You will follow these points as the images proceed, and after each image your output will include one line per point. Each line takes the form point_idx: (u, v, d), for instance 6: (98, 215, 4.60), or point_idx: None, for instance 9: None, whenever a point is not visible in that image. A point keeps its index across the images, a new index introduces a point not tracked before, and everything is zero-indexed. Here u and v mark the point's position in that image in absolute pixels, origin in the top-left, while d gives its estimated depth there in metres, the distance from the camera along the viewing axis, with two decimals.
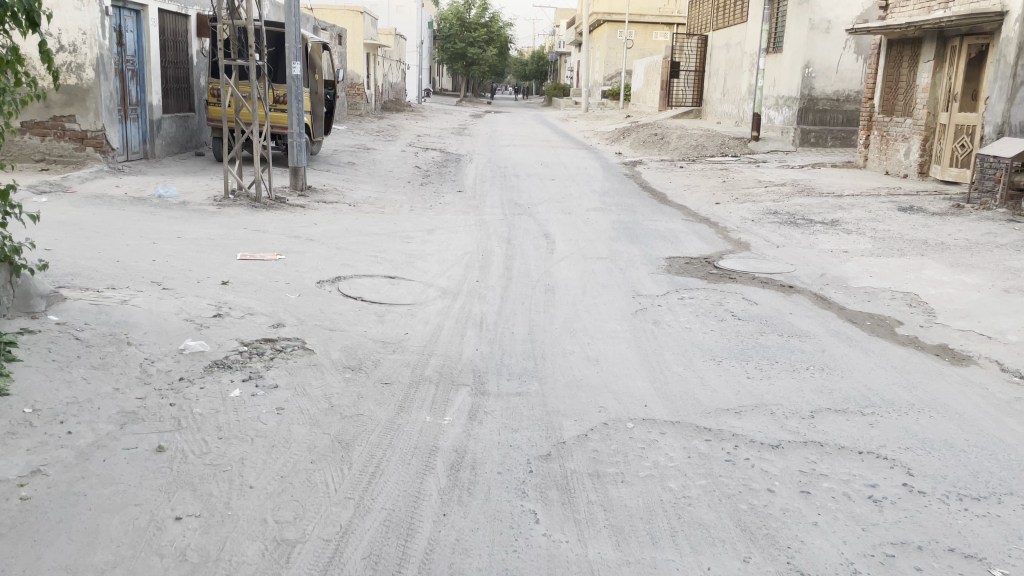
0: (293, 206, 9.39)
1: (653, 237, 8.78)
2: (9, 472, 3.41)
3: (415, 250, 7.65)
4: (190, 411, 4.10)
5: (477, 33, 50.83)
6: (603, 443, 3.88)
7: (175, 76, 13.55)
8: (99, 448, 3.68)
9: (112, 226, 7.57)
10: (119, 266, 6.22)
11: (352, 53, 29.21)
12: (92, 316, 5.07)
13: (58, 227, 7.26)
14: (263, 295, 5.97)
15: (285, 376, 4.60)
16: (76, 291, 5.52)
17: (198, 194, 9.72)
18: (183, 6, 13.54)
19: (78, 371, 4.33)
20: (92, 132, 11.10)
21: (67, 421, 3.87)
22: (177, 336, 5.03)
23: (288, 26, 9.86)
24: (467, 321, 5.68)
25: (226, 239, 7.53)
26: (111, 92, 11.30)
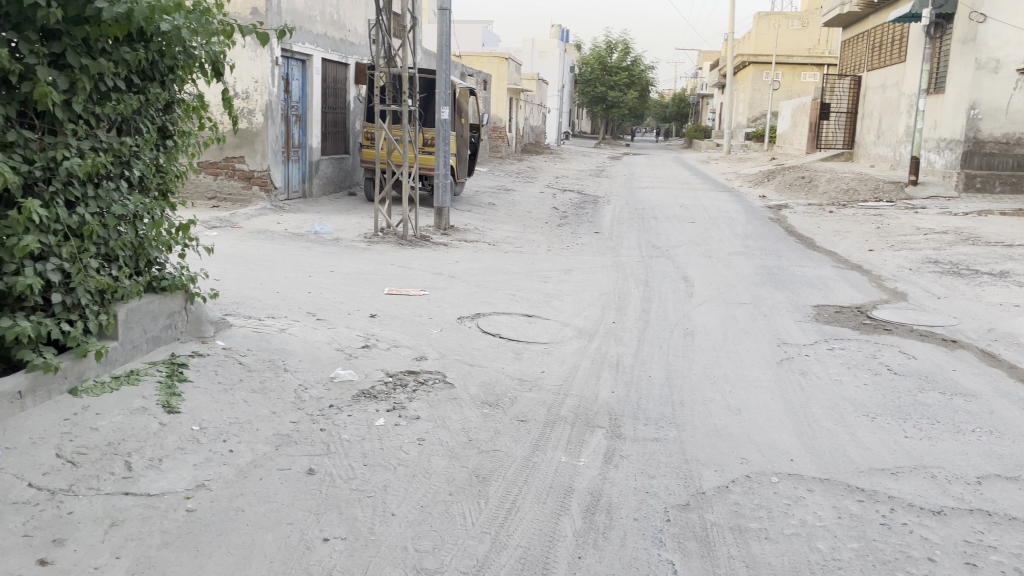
0: (436, 244, 9.74)
1: (800, 283, 8.45)
2: (177, 485, 3.69)
3: (552, 290, 7.74)
4: (338, 437, 4.30)
5: (617, 76, 51.27)
6: (746, 497, 3.74)
7: (334, 120, 14.44)
8: (257, 467, 3.92)
9: (274, 259, 8.12)
10: (279, 297, 6.66)
11: (496, 98, 30.15)
12: (254, 342, 5.45)
13: (227, 258, 7.87)
14: (408, 328, 6.20)
15: (427, 409, 4.73)
16: (240, 319, 5.94)
17: (350, 231, 10.27)
18: (344, 54, 14.47)
19: (240, 394, 4.66)
20: (258, 172, 12.02)
21: (230, 440, 4.16)
22: (328, 364, 5.31)
23: (440, 73, 10.29)
24: (604, 363, 5.66)
25: (374, 274, 7.89)
26: (276, 135, 12.19)
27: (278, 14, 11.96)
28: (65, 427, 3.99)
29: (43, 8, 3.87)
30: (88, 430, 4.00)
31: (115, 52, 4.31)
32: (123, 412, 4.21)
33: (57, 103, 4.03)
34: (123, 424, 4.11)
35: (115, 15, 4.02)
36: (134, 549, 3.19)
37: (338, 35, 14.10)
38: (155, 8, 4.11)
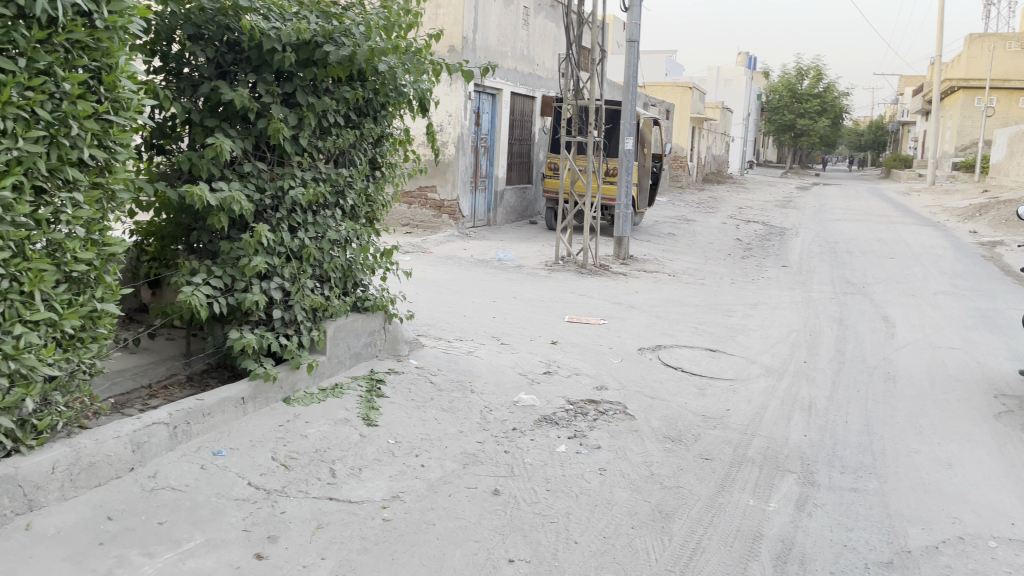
0: (616, 274, 9.77)
1: (1020, 328, 7.66)
2: (375, 494, 3.93)
3: (737, 324, 7.52)
4: (522, 460, 4.39)
5: (807, 104, 49.18)
6: (959, 561, 3.42)
7: (519, 151, 14.89)
8: (446, 483, 4.09)
9: (461, 284, 8.49)
10: (466, 320, 6.94)
11: (678, 127, 29.86)
12: (444, 364, 5.71)
13: (419, 282, 8.32)
14: (589, 357, 6.24)
15: (608, 439, 4.73)
16: (431, 340, 6.25)
17: (531, 258, 10.53)
18: (532, 87, 14.94)
19: (430, 412, 4.91)
20: (448, 202, 12.62)
21: (421, 455, 4.38)
22: (512, 388, 5.45)
23: (626, 104, 10.36)
24: (795, 404, 5.41)
25: (556, 302, 8.01)
26: (466, 166, 12.75)
27: (473, 51, 12.56)
28: (279, 432, 4.38)
29: (279, 53, 4.34)
30: (299, 437, 4.36)
31: (337, 91, 4.72)
32: (329, 422, 4.57)
33: (287, 138, 4.48)
34: (328, 433, 4.45)
35: (340, 58, 4.41)
36: (337, 551, 3.41)
37: (527, 69, 14.59)
38: (374, 50, 4.46)
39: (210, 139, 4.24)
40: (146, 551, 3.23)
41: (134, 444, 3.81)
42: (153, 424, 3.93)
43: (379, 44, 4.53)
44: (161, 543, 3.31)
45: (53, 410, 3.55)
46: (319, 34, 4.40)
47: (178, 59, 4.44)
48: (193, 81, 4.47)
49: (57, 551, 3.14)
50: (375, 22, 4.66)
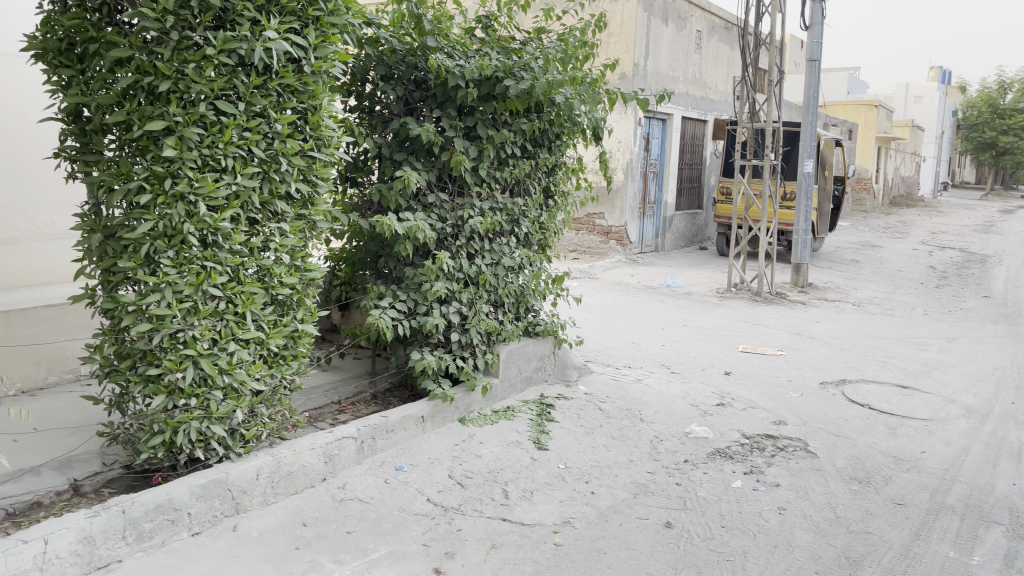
0: (794, 302, 9.34)
1: None
2: (546, 518, 3.97)
3: (932, 359, 6.95)
4: (695, 494, 4.28)
5: (1011, 119, 44.92)
6: None
7: (689, 175, 14.65)
8: (617, 512, 4.06)
9: (630, 310, 8.44)
10: (635, 348, 6.89)
11: (862, 148, 28.20)
12: (614, 391, 5.71)
13: (588, 308, 8.37)
14: (765, 389, 5.99)
15: (787, 476, 4.51)
16: (600, 367, 6.26)
17: (702, 285, 10.29)
18: (703, 112, 14.69)
19: (600, 439, 4.91)
20: (616, 228, 12.62)
21: (591, 482, 4.37)
22: (684, 419, 5.33)
23: (806, 125, 9.93)
24: (1002, 449, 4.91)
25: (729, 331, 7.77)
26: (635, 192, 12.71)
27: (644, 76, 12.57)
28: (455, 451, 4.55)
29: (463, 89, 4.56)
30: (474, 457, 4.51)
31: (515, 123, 4.88)
32: (501, 444, 4.69)
33: (467, 169, 4.69)
34: (501, 455, 4.56)
35: (519, 92, 4.55)
36: (510, 572, 3.47)
37: (698, 93, 14.38)
38: (552, 82, 4.56)
39: (398, 172, 4.52)
40: (336, 558, 3.44)
41: (326, 456, 4.10)
42: (342, 438, 4.21)
43: (556, 76, 4.64)
44: (349, 551, 3.51)
45: (258, 422, 3.88)
46: (500, 70, 4.57)
47: (370, 98, 4.79)
48: (383, 118, 4.82)
49: (259, 552, 3.40)
50: (552, 55, 4.79)
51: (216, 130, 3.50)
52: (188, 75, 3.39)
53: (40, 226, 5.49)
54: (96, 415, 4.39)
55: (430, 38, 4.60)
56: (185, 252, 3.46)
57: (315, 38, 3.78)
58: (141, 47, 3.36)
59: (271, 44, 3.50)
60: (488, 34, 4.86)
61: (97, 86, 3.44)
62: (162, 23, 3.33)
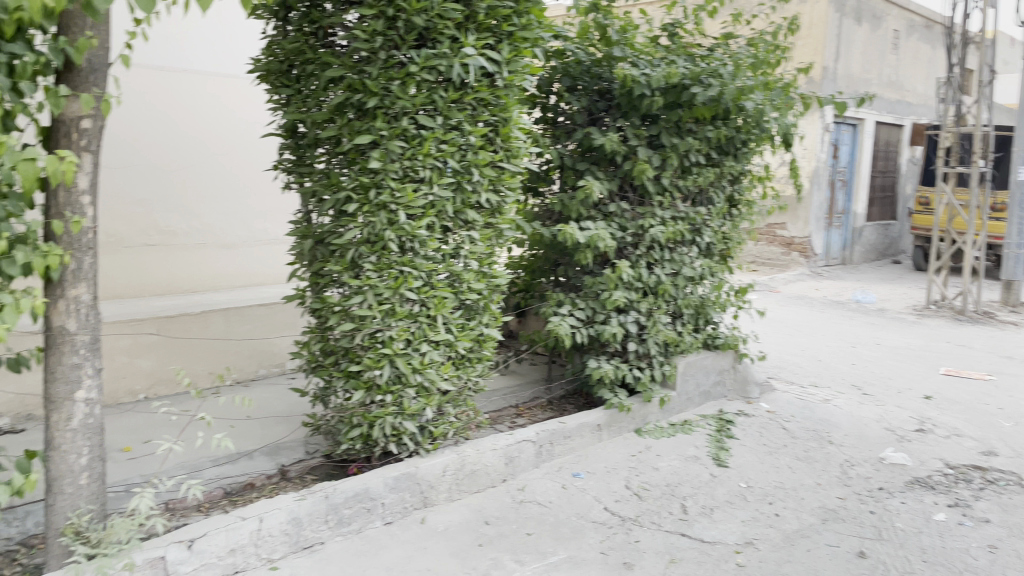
0: (1005, 323, 8.49)
1: None
2: (727, 537, 3.84)
3: None
4: (892, 524, 3.99)
5: None
6: None
7: (882, 184, 13.73)
8: (804, 536, 3.86)
9: (815, 326, 8.02)
10: (822, 366, 6.54)
11: None
12: (799, 410, 5.45)
13: (770, 322, 8.05)
14: (973, 417, 5.48)
15: (999, 513, 4.10)
16: (783, 384, 6.00)
17: (896, 302, 9.60)
18: (899, 116, 13.73)
19: (784, 459, 4.70)
20: (800, 239, 12.06)
21: (775, 503, 4.19)
22: (877, 443, 4.99)
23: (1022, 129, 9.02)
24: None
25: (928, 352, 7.19)
26: (821, 202, 12.09)
27: (834, 80, 11.94)
28: (632, 462, 4.53)
29: (649, 98, 4.55)
30: (651, 469, 4.46)
31: (701, 131, 4.80)
32: (680, 458, 4.61)
33: (650, 178, 4.66)
34: (679, 468, 4.49)
35: (707, 99, 4.46)
36: None
37: (894, 96, 13.47)
38: (743, 88, 4.44)
39: (582, 182, 4.58)
40: (518, 558, 3.50)
41: (507, 458, 4.22)
42: (523, 440, 4.31)
43: (747, 82, 4.50)
44: (529, 552, 3.56)
45: (445, 420, 4.04)
46: (687, 77, 4.50)
47: (555, 110, 4.89)
48: (567, 129, 4.91)
49: (446, 546, 3.54)
50: (742, 61, 4.65)
51: (416, 143, 3.70)
52: (392, 91, 3.61)
53: (255, 233, 6.03)
54: (300, 407, 4.75)
55: (615, 48, 4.63)
56: (385, 257, 3.69)
57: (508, 53, 3.90)
58: (352, 66, 3.63)
59: (469, 59, 3.66)
60: (674, 41, 4.80)
61: (311, 103, 3.76)
62: (372, 44, 3.58)
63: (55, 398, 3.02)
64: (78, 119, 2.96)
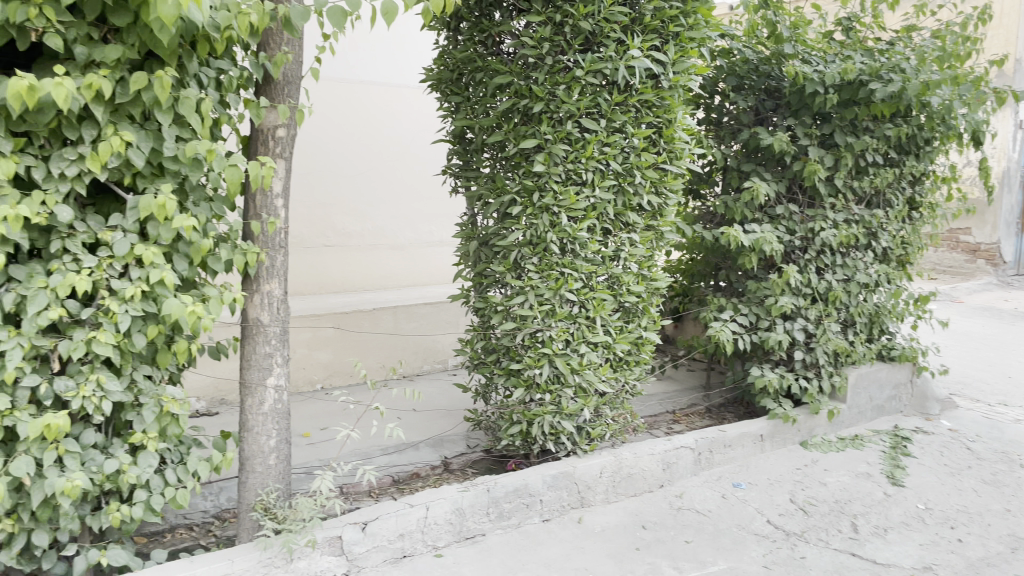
0: None
1: None
2: (903, 560, 3.55)
3: None
4: None
5: None
6: None
7: None
8: (992, 565, 3.53)
9: (1005, 340, 7.37)
10: (1013, 383, 6.00)
11: None
12: (986, 430, 5.02)
13: (951, 334, 7.48)
14: None
15: None
16: (967, 401, 5.56)
17: None
18: None
19: (969, 482, 4.35)
20: (986, 245, 11.11)
21: (958, 528, 3.87)
22: None
23: None
24: None
25: None
26: (1012, 204, 11.08)
27: None
28: (797, 475, 4.35)
29: (822, 95, 4.36)
30: (818, 484, 4.26)
31: (879, 130, 4.54)
32: (849, 474, 4.38)
33: (821, 179, 4.47)
34: (849, 485, 4.26)
35: (887, 96, 4.21)
36: None
37: None
38: (928, 83, 4.15)
39: (748, 183, 4.48)
40: (676, 565, 3.43)
41: (665, 463, 4.17)
42: (681, 447, 4.25)
43: (934, 76, 4.19)
44: (688, 560, 3.48)
45: (603, 422, 4.03)
46: (865, 73, 4.27)
47: (719, 110, 4.83)
48: (732, 129, 4.83)
49: (604, 547, 3.54)
50: (928, 54, 4.35)
51: (579, 146, 3.74)
52: (558, 96, 3.67)
53: (421, 234, 6.32)
54: (462, 402, 4.92)
55: (786, 45, 4.45)
56: (547, 259, 3.75)
57: (674, 53, 3.85)
58: (518, 72, 3.70)
59: (635, 62, 3.66)
60: (850, 36, 4.56)
61: (479, 109, 3.89)
62: (539, 49, 3.65)
63: (250, 383, 3.30)
64: (274, 129, 3.23)
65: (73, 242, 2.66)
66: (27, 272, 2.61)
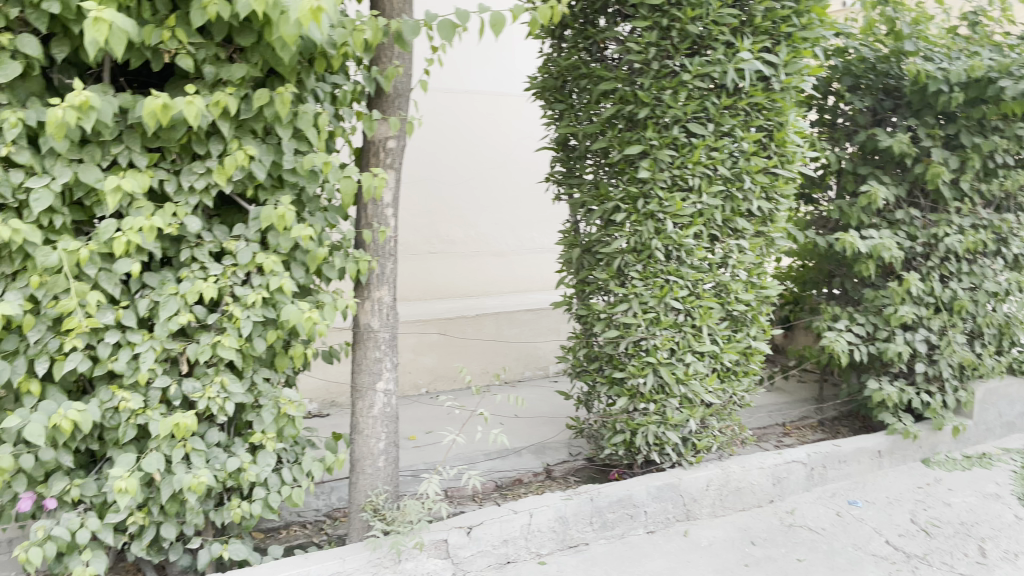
0: None
1: None
2: None
3: None
4: None
5: None
6: None
7: None
8: None
9: None
10: None
11: None
12: None
13: None
14: None
15: None
16: None
17: None
18: None
19: None
20: None
21: None
22: None
23: None
24: None
25: None
26: None
27: None
28: (919, 494, 4.13)
29: (946, 94, 4.13)
30: (942, 504, 4.03)
31: (1009, 129, 4.25)
32: (976, 494, 4.13)
33: (946, 182, 4.25)
34: (976, 506, 4.00)
35: (1018, 93, 3.92)
36: None
37: None
38: None
39: (865, 187, 4.30)
40: None
41: (775, 478, 4.04)
42: (792, 461, 4.10)
43: None
44: None
45: (709, 433, 3.93)
46: (994, 69, 3.97)
47: (834, 111, 4.69)
48: (847, 131, 4.67)
49: (710, 561, 3.44)
50: None
51: (686, 151, 3.65)
52: (664, 100, 3.61)
53: (523, 242, 6.37)
54: (565, 409, 4.93)
55: (906, 43, 4.27)
56: (652, 266, 3.69)
57: (787, 55, 3.73)
58: (624, 78, 3.70)
59: (745, 65, 3.54)
60: (976, 31, 4.34)
61: (583, 116, 3.89)
62: (645, 55, 3.60)
63: (361, 387, 3.41)
64: (385, 140, 3.32)
65: (200, 251, 2.81)
66: (159, 279, 2.77)
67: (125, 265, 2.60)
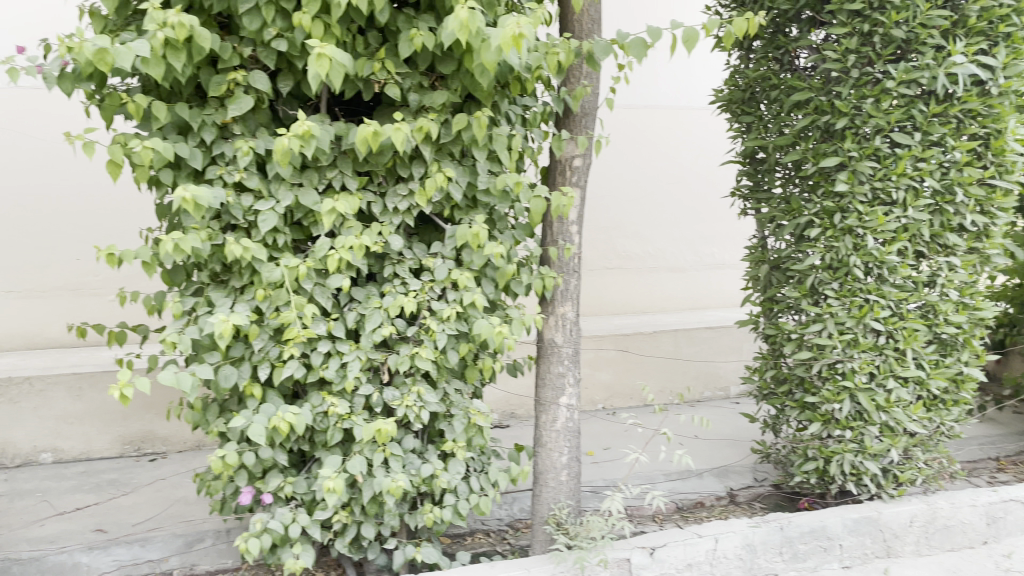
0: None
1: None
2: None
3: None
4: None
5: None
6: None
7: None
8: None
9: None
10: None
11: None
12: None
13: None
14: None
15: None
16: None
17: None
18: None
19: None
20: None
21: None
22: None
23: None
24: None
25: None
26: None
27: None
28: None
29: None
30: None
31: None
32: None
33: None
34: None
35: None
36: None
37: None
38: None
39: None
40: None
41: (989, 518, 3.70)
42: (1010, 500, 3.74)
43: None
44: None
45: (913, 465, 3.64)
46: None
47: None
48: None
49: None
50: None
51: (890, 163, 3.43)
52: (865, 110, 3.41)
53: (703, 257, 6.23)
54: (749, 432, 4.78)
55: None
56: (849, 284, 3.49)
57: (1006, 57, 3.41)
58: (820, 88, 3.53)
59: (957, 68, 3.28)
60: None
61: (774, 128, 3.76)
62: (844, 62, 3.43)
63: (545, 401, 3.47)
64: (572, 159, 3.37)
65: (402, 267, 2.98)
66: (365, 294, 2.97)
67: (337, 280, 2.79)
